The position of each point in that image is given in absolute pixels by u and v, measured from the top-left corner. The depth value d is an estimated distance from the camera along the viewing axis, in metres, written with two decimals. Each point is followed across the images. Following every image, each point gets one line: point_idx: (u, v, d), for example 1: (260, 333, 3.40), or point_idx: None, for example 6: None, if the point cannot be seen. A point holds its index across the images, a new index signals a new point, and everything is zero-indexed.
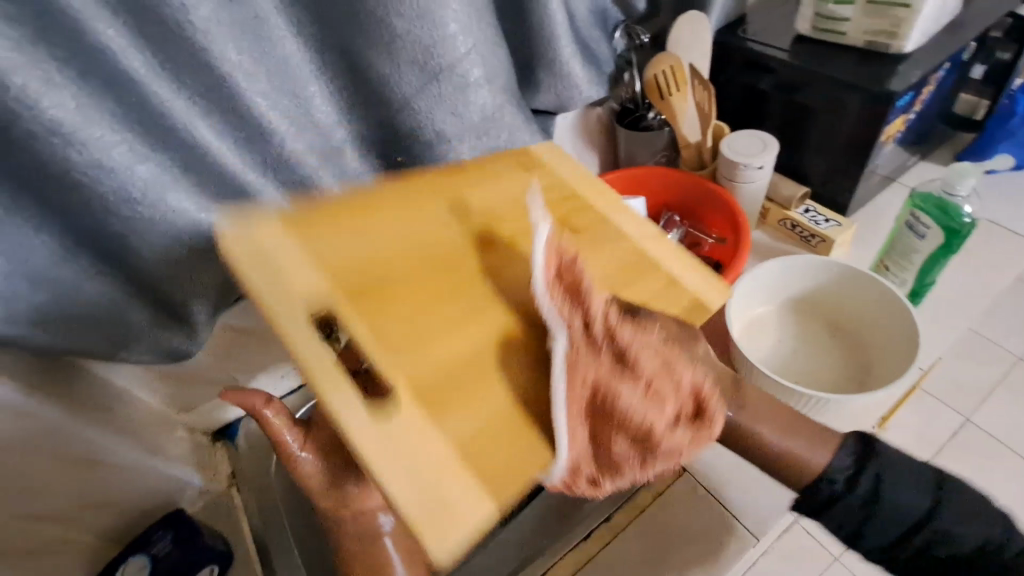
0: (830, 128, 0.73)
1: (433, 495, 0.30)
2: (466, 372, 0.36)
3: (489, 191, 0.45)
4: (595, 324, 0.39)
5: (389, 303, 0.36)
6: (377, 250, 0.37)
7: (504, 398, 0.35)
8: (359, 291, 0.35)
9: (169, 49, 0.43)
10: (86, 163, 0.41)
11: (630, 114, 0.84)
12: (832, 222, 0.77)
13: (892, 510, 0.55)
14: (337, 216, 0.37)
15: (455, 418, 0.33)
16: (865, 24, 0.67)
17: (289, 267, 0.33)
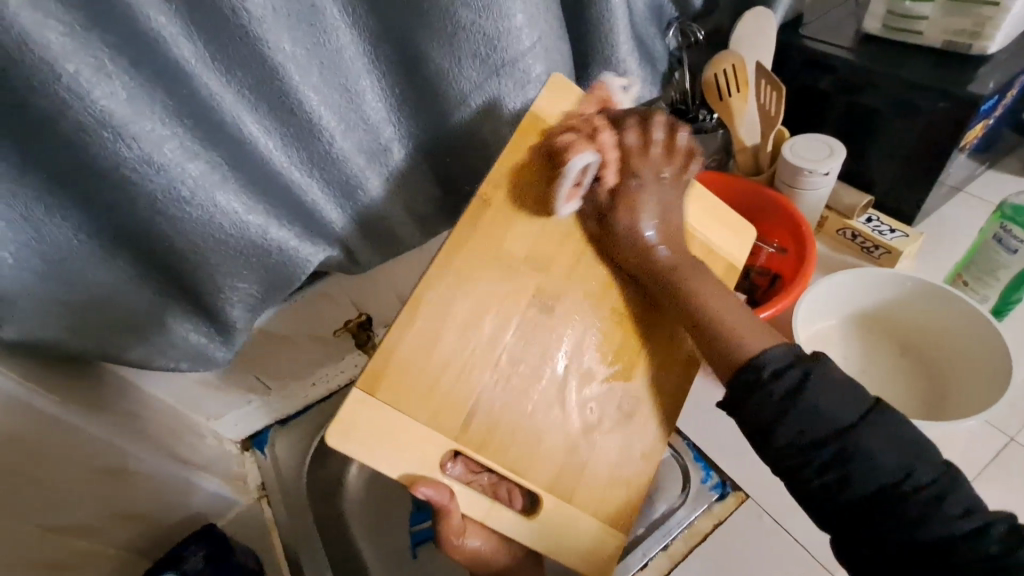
0: (902, 134, 0.69)
1: (596, 501, 0.51)
2: (575, 452, 0.50)
3: (523, 231, 0.49)
4: (662, 135, 0.53)
5: (497, 442, 0.47)
6: (461, 391, 0.46)
7: (607, 475, 0.51)
8: (469, 428, 0.46)
9: (223, 38, 0.40)
10: (136, 159, 0.38)
11: (681, 116, 0.80)
12: (897, 233, 0.72)
13: (819, 414, 0.43)
14: (422, 379, 0.45)
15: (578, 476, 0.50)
16: (944, 23, 0.63)
17: (408, 444, 0.44)
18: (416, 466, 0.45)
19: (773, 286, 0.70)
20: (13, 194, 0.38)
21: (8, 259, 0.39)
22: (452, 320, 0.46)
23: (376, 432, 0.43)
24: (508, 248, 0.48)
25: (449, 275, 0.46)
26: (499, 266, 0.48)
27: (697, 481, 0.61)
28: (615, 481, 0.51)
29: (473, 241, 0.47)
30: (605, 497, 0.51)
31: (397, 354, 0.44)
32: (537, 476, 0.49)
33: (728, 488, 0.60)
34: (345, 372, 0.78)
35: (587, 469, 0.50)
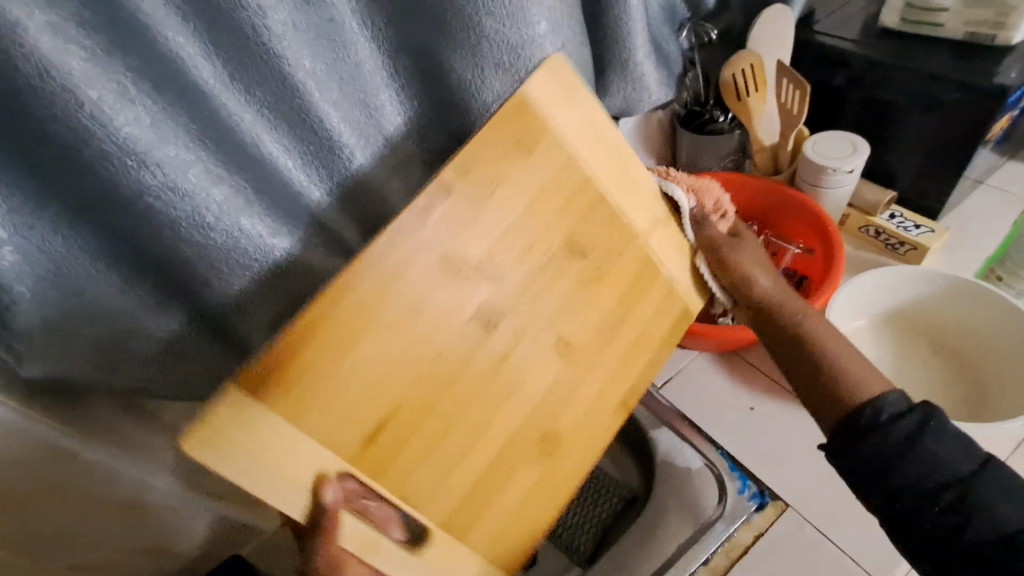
0: (924, 128, 0.67)
1: (503, 537, 0.48)
2: (490, 482, 0.46)
3: (478, 231, 0.42)
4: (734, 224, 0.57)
5: (396, 471, 0.42)
6: (374, 398, 0.40)
7: (511, 506, 0.48)
8: (372, 445, 0.41)
9: (244, 58, 0.39)
10: (160, 186, 0.37)
11: (696, 118, 0.79)
12: (923, 229, 0.71)
13: (931, 464, 0.40)
14: (324, 386, 0.38)
15: (488, 513, 0.47)
16: (966, 14, 0.62)
17: (300, 462, 0.38)
18: (302, 479, 0.38)
19: (800, 288, 0.69)
20: (29, 225, 0.36)
21: (26, 293, 0.37)
22: (370, 327, 0.39)
23: (253, 448, 0.35)
24: (462, 244, 0.42)
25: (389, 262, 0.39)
26: (445, 261, 0.41)
27: (733, 493, 0.58)
28: (526, 514, 0.49)
29: (429, 234, 0.40)
30: (519, 532, 0.49)
31: (297, 366, 0.36)
32: (436, 510, 0.44)
33: (767, 499, 0.58)
34: None
35: (500, 497, 0.47)
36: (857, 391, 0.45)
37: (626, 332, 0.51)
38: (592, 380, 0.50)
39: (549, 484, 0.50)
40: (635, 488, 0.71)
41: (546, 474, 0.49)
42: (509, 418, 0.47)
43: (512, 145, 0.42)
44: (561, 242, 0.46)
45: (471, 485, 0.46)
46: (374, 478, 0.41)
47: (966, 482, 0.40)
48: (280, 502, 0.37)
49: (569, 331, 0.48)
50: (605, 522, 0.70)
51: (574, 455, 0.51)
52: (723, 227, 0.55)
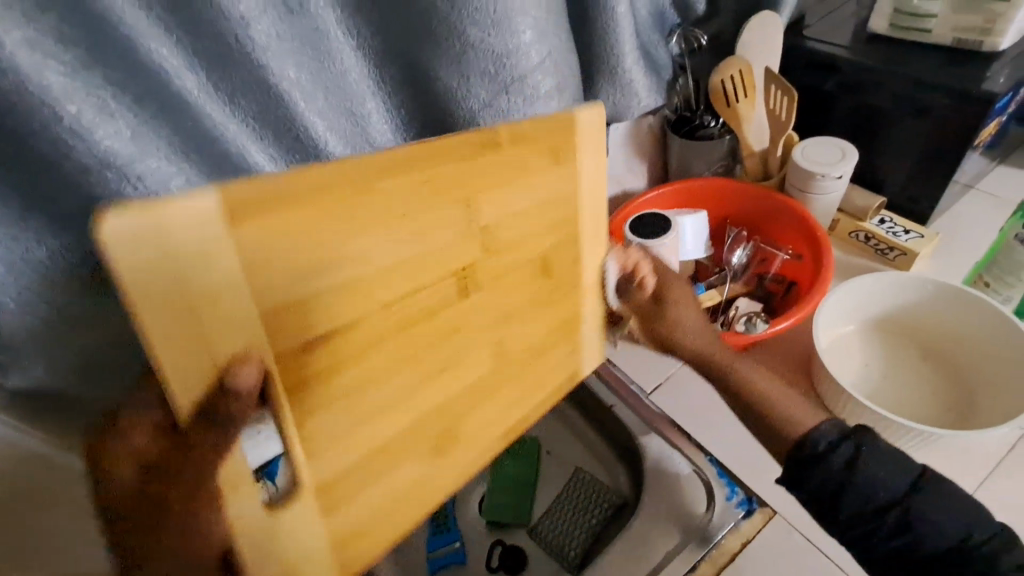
0: (913, 134, 0.68)
1: (347, 538, 0.37)
2: (376, 465, 0.38)
3: (508, 196, 0.38)
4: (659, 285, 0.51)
5: (308, 404, 0.33)
6: (333, 309, 0.32)
7: (378, 498, 0.39)
8: (302, 358, 0.32)
9: (229, 68, 0.39)
10: (142, 198, 0.37)
11: (686, 124, 0.79)
12: (912, 234, 0.71)
13: (874, 489, 0.39)
14: (293, 261, 0.29)
15: (362, 494, 0.37)
16: (954, 20, 0.62)
17: (227, 331, 0.28)
18: (204, 332, 0.27)
19: (789, 293, 0.69)
20: (10, 237, 0.36)
21: (9, 305, 0.37)
22: (376, 232, 0.32)
23: (189, 297, 0.26)
24: (507, 198, 0.38)
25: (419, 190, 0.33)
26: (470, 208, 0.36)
27: (721, 499, 0.58)
28: (381, 518, 0.39)
29: (473, 174, 0.35)
30: (369, 534, 0.39)
31: (294, 214, 0.28)
32: (327, 461, 0.35)
33: (755, 505, 0.58)
34: None
35: (376, 486, 0.38)
36: (794, 429, 0.43)
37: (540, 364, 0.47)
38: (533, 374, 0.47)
39: (419, 491, 0.41)
40: (626, 495, 0.72)
41: (425, 476, 0.41)
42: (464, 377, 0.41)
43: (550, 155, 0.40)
44: (552, 230, 0.42)
45: (365, 457, 0.37)
46: (285, 396, 0.32)
47: (907, 500, 0.39)
48: (180, 372, 0.27)
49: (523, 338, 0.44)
50: (596, 528, 0.71)
51: (465, 458, 0.44)
52: (649, 289, 0.51)
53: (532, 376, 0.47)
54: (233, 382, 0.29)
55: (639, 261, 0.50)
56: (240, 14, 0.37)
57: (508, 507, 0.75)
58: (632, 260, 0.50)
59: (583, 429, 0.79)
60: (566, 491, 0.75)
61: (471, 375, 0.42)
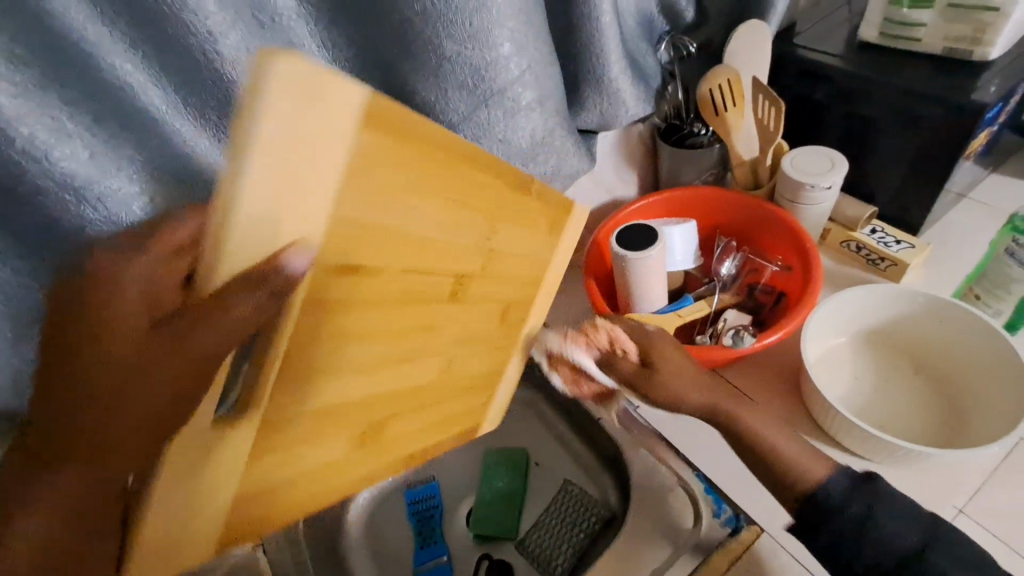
0: (904, 143, 0.67)
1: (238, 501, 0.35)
2: (322, 427, 0.36)
3: (525, 245, 0.40)
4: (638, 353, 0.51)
5: (310, 343, 0.31)
6: (374, 254, 0.30)
7: (298, 465, 0.37)
8: (330, 290, 0.30)
9: (197, 83, 0.38)
10: (102, 219, 0.38)
11: (676, 132, 0.78)
12: (904, 244, 0.70)
13: (886, 540, 0.43)
14: (385, 189, 0.28)
15: (296, 443, 0.35)
16: (945, 29, 0.61)
17: (305, 214, 0.25)
18: (308, 191, 0.24)
19: (778, 305, 0.68)
20: None
21: None
22: (447, 197, 0.32)
23: (318, 148, 0.23)
24: (524, 242, 0.40)
25: (475, 210, 0.34)
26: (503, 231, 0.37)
27: (708, 514, 0.57)
28: (287, 483, 0.37)
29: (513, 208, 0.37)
30: (267, 492, 0.36)
31: (408, 150, 0.27)
32: (299, 397, 0.33)
33: (742, 521, 0.56)
34: None
35: (301, 453, 0.36)
36: (812, 472, 0.46)
37: (453, 412, 0.47)
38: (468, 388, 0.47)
39: (328, 475, 0.39)
40: (615, 508, 0.71)
41: (332, 469, 0.39)
42: (438, 368, 0.42)
43: (548, 233, 0.42)
44: (522, 285, 0.43)
45: (326, 411, 0.36)
46: (295, 324, 0.30)
47: (922, 553, 0.42)
48: (254, 228, 0.23)
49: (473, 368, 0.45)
50: (584, 544, 0.70)
51: (386, 453, 0.43)
52: (635, 358, 0.51)
53: (459, 393, 0.46)
54: (288, 263, 0.25)
55: (616, 333, 0.51)
56: (206, 32, 0.36)
57: (496, 519, 0.74)
58: (608, 333, 0.51)
59: (571, 441, 0.78)
60: (554, 504, 0.74)
61: (436, 366, 0.42)
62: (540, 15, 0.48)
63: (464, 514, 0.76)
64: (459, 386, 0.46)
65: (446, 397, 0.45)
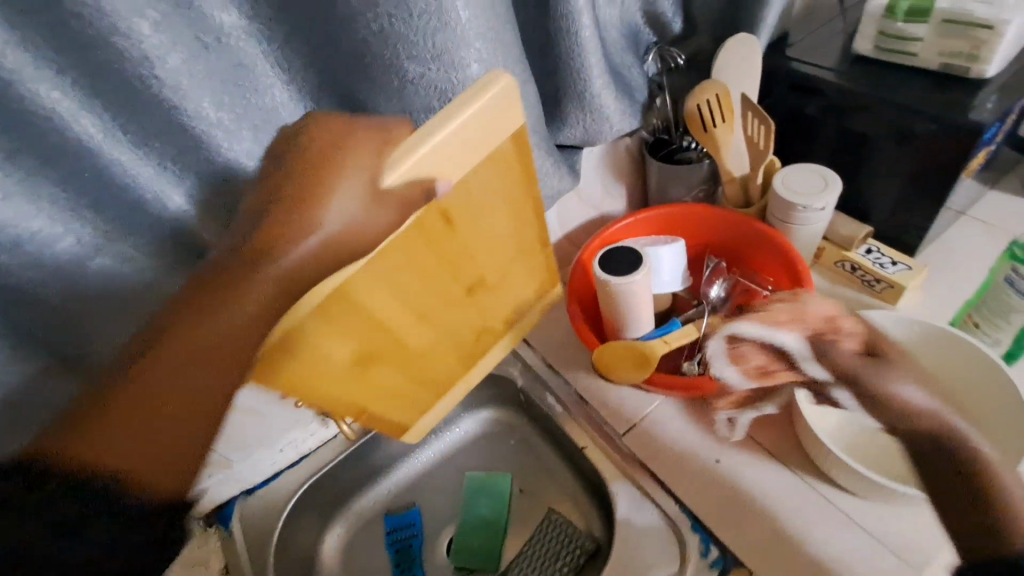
0: (900, 161, 0.64)
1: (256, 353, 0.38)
2: (353, 332, 0.43)
3: (520, 283, 0.56)
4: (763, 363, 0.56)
5: (397, 267, 0.42)
6: (462, 223, 0.44)
7: (312, 351, 0.41)
8: (426, 230, 0.41)
9: (135, 110, 0.36)
10: (22, 262, 0.35)
11: (665, 146, 0.76)
12: (900, 265, 0.68)
13: None
14: (479, 188, 0.43)
15: (328, 329, 0.41)
16: (940, 45, 0.58)
17: (466, 151, 0.39)
18: (482, 126, 0.38)
19: None
20: None
21: None
22: (505, 202, 0.47)
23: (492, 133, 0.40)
24: (524, 281, 0.56)
25: (524, 253, 0.53)
26: (517, 260, 0.53)
27: (695, 554, 0.55)
28: (289, 365, 0.41)
29: (536, 253, 0.55)
30: (284, 355, 0.40)
31: (506, 179, 0.45)
32: (372, 296, 0.42)
33: (730, 563, 0.54)
34: (315, 436, 0.72)
35: (318, 349, 0.42)
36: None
37: (436, 367, 0.53)
38: (450, 358, 0.54)
39: (295, 382, 0.43)
40: (601, 540, 0.68)
41: (306, 385, 0.44)
42: (457, 332, 0.52)
43: (544, 278, 0.59)
44: (519, 313, 0.59)
45: (365, 325, 0.43)
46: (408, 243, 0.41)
47: None
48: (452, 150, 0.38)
49: (453, 360, 0.54)
50: None
51: (360, 389, 0.48)
52: (853, 345, 0.54)
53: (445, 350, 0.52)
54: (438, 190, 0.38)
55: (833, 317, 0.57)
56: (136, 56, 0.34)
57: (477, 550, 0.71)
58: (821, 318, 0.57)
59: (556, 467, 0.75)
60: (537, 535, 0.71)
61: (437, 336, 0.51)
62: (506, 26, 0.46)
63: (444, 545, 0.73)
64: (454, 357, 0.54)
65: (438, 358, 0.52)
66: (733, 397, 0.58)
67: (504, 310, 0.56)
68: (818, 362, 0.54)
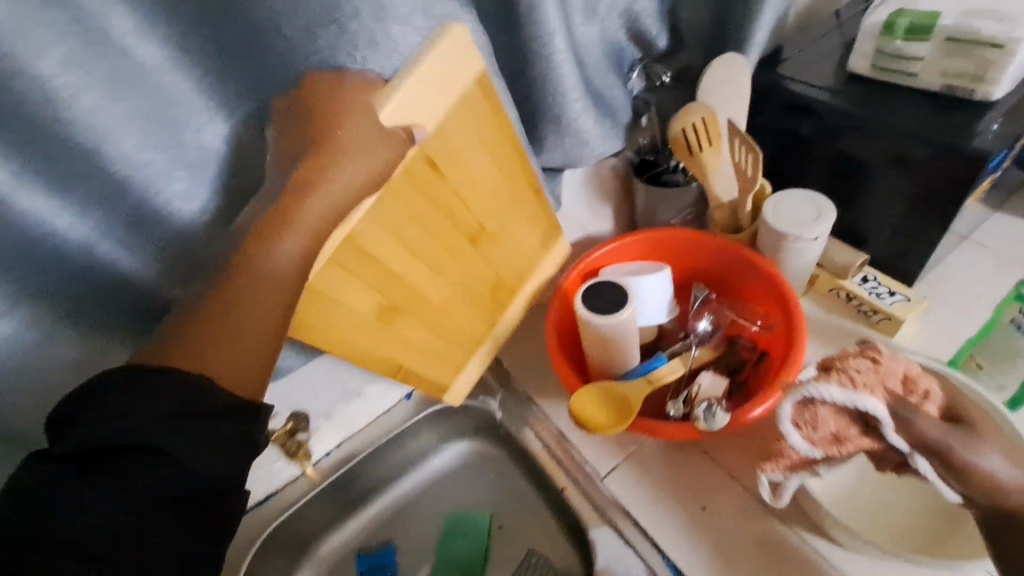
0: (899, 187, 0.60)
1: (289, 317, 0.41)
2: (369, 273, 0.49)
3: (519, 232, 0.61)
4: (835, 432, 0.46)
5: (394, 211, 0.47)
6: (449, 174, 0.49)
7: (348, 299, 0.50)
8: (412, 174, 0.46)
9: (51, 155, 0.34)
10: None
11: (651, 168, 0.71)
12: (898, 296, 0.64)
13: None
14: (457, 136, 0.47)
15: (347, 278, 0.48)
16: (942, 65, 0.55)
17: (438, 102, 0.43)
18: (455, 79, 0.43)
19: (760, 367, 0.61)
20: None
21: None
22: (484, 152, 0.51)
23: (456, 78, 0.43)
24: (527, 233, 0.62)
25: (519, 206, 0.59)
26: (512, 204, 0.58)
27: None
28: (325, 314, 0.50)
29: (530, 206, 0.60)
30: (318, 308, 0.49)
31: (480, 123, 0.49)
32: (371, 233, 0.47)
33: None
34: (279, 472, 0.69)
35: (337, 298, 0.49)
36: None
37: (453, 318, 0.60)
38: (465, 305, 0.60)
39: (339, 324, 0.51)
40: None
41: (338, 323, 0.51)
42: (463, 280, 0.58)
43: (541, 227, 0.64)
44: (522, 267, 0.65)
45: (379, 266, 0.50)
46: (396, 188, 0.46)
47: None
48: (436, 94, 0.42)
49: (470, 308, 0.61)
50: None
51: (397, 337, 0.56)
52: (933, 407, 0.46)
53: (458, 295, 0.58)
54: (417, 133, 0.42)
55: (911, 375, 0.47)
56: (48, 96, 0.33)
57: None
58: (897, 374, 0.47)
59: (536, 503, 0.72)
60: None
61: (449, 288, 0.57)
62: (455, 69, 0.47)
63: None
64: (468, 305, 0.60)
65: (453, 305, 0.58)
66: (787, 460, 0.50)
67: (507, 261, 0.62)
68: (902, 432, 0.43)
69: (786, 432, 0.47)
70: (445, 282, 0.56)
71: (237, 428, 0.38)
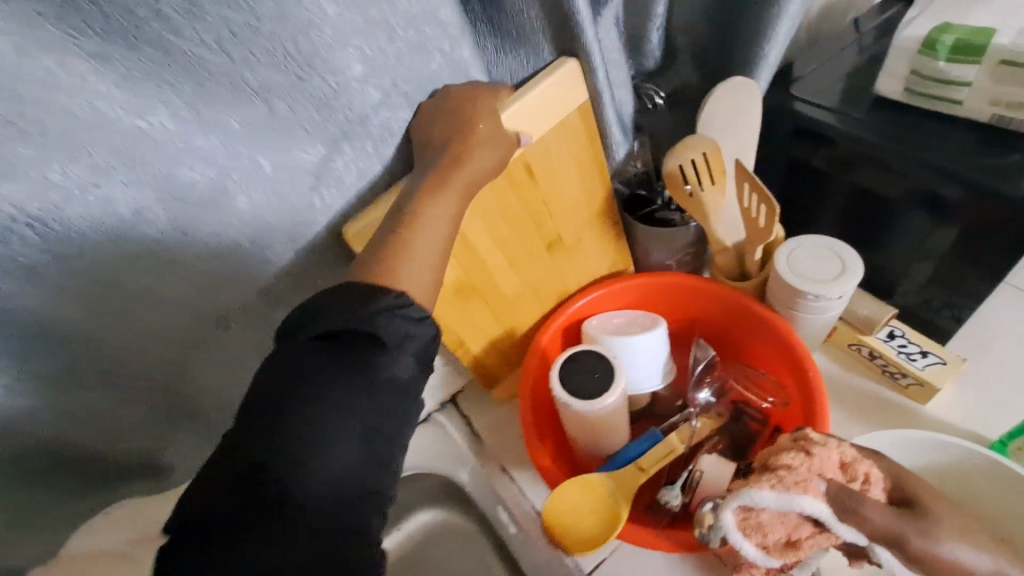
0: (932, 232, 0.51)
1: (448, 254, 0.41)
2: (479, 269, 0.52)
3: (591, 255, 0.59)
4: (783, 538, 0.37)
5: (498, 211, 0.50)
6: (546, 180, 0.51)
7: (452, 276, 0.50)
8: (518, 169, 0.49)
9: None
10: None
11: (643, 205, 0.60)
12: (931, 358, 0.55)
13: None
14: (553, 143, 0.49)
15: (465, 261, 0.50)
16: (994, 91, 0.45)
17: (548, 114, 0.47)
18: (568, 93, 0.47)
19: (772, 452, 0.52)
20: None
21: None
22: (573, 168, 0.52)
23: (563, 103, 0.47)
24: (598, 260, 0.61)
25: (597, 231, 0.58)
26: (586, 224, 0.57)
27: None
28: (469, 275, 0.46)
29: (603, 230, 0.58)
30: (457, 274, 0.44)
31: (571, 142, 0.50)
32: (480, 225, 0.50)
33: None
34: None
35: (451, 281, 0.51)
36: None
37: (517, 319, 0.58)
38: (529, 310, 0.59)
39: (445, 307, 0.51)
40: None
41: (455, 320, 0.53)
42: (536, 284, 0.57)
43: (614, 254, 0.61)
44: None
45: (483, 249, 0.51)
46: (507, 179, 0.49)
47: None
48: (555, 103, 0.47)
49: (533, 315, 0.59)
50: None
51: (468, 324, 0.55)
52: (879, 493, 0.37)
53: (529, 294, 0.57)
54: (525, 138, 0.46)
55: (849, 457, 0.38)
56: None
57: None
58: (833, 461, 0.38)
59: None
60: None
61: (519, 283, 0.56)
62: (375, 110, 0.39)
63: None
64: (530, 311, 0.59)
65: (519, 307, 0.57)
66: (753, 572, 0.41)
67: (576, 279, 0.60)
68: (850, 527, 0.35)
69: (734, 541, 0.38)
70: (518, 281, 0.55)
71: (379, 360, 0.34)
